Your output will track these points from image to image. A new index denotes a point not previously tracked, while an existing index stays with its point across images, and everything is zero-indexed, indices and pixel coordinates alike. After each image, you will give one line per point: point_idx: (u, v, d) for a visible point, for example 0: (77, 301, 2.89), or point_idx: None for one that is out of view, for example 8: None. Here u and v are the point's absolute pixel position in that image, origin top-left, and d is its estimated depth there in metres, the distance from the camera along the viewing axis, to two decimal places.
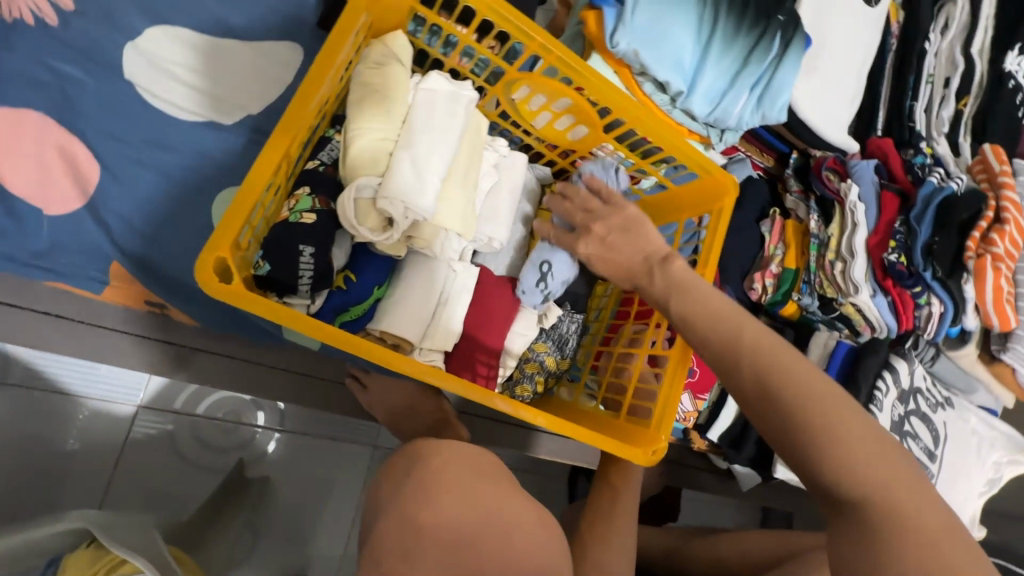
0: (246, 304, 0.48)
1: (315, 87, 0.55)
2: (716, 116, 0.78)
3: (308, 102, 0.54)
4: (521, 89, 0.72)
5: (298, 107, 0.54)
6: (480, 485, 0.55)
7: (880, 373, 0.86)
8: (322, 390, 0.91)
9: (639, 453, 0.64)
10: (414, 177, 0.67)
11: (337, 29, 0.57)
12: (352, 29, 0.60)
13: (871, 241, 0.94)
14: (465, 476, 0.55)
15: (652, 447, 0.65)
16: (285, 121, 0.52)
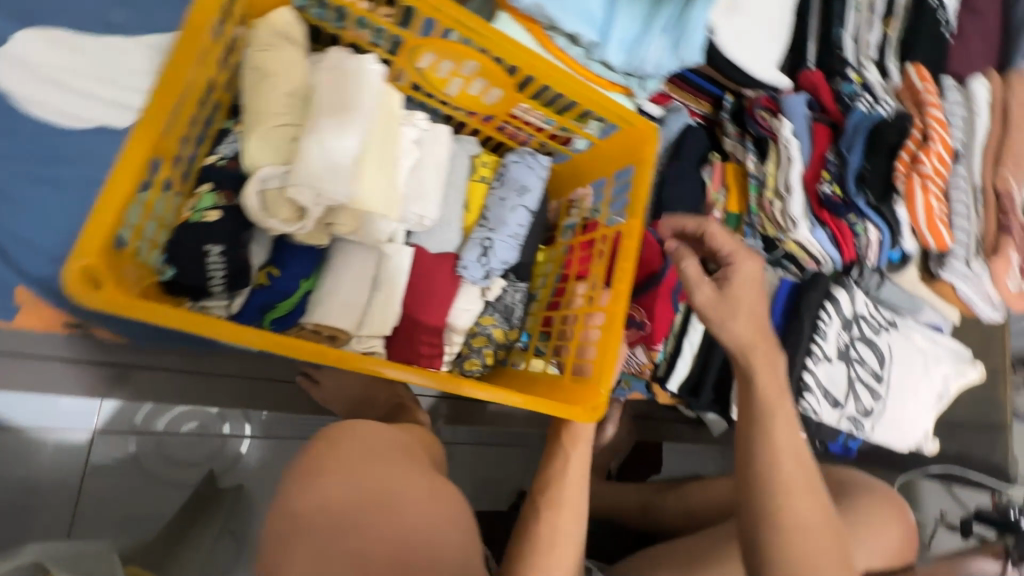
0: (128, 309, 0.45)
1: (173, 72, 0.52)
2: (634, 65, 0.77)
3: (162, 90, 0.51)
4: (425, 57, 0.69)
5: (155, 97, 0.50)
6: (388, 466, 0.53)
7: (822, 304, 0.87)
8: (274, 393, 0.89)
9: (580, 412, 0.65)
10: (320, 161, 0.64)
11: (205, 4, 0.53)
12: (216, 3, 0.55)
13: (805, 175, 0.94)
14: (357, 457, 0.53)
15: (592, 403, 0.65)
16: (147, 114, 0.49)
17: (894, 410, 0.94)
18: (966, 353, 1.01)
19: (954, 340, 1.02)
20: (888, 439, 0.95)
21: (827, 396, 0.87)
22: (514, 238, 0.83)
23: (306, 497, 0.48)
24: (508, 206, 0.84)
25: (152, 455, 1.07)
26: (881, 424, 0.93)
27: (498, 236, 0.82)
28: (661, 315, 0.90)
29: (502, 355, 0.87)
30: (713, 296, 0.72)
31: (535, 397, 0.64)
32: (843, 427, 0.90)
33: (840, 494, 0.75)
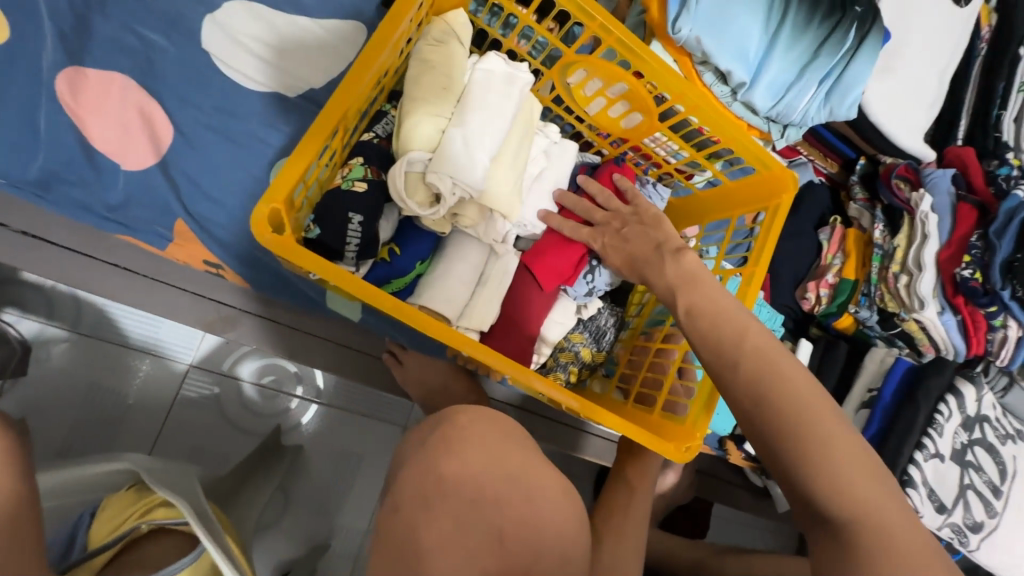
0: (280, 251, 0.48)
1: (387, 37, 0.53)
2: (779, 110, 0.75)
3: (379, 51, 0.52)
4: (577, 73, 0.72)
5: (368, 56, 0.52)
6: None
7: (943, 396, 0.79)
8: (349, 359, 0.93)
9: (673, 449, 0.62)
10: (461, 153, 0.68)
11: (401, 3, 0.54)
12: None
13: (942, 255, 0.88)
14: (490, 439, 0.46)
15: (686, 444, 0.63)
16: (354, 73, 0.51)
17: (1010, 532, 0.82)
18: None
19: None
20: (996, 564, 0.84)
21: (932, 496, 0.78)
22: None
23: (453, 462, 0.43)
24: None
25: (232, 402, 1.20)
26: (992, 543, 0.82)
27: None
28: (554, 262, 0.78)
29: (585, 376, 0.86)
30: (612, 237, 0.75)
31: (625, 421, 0.63)
32: (940, 533, 0.80)
33: None
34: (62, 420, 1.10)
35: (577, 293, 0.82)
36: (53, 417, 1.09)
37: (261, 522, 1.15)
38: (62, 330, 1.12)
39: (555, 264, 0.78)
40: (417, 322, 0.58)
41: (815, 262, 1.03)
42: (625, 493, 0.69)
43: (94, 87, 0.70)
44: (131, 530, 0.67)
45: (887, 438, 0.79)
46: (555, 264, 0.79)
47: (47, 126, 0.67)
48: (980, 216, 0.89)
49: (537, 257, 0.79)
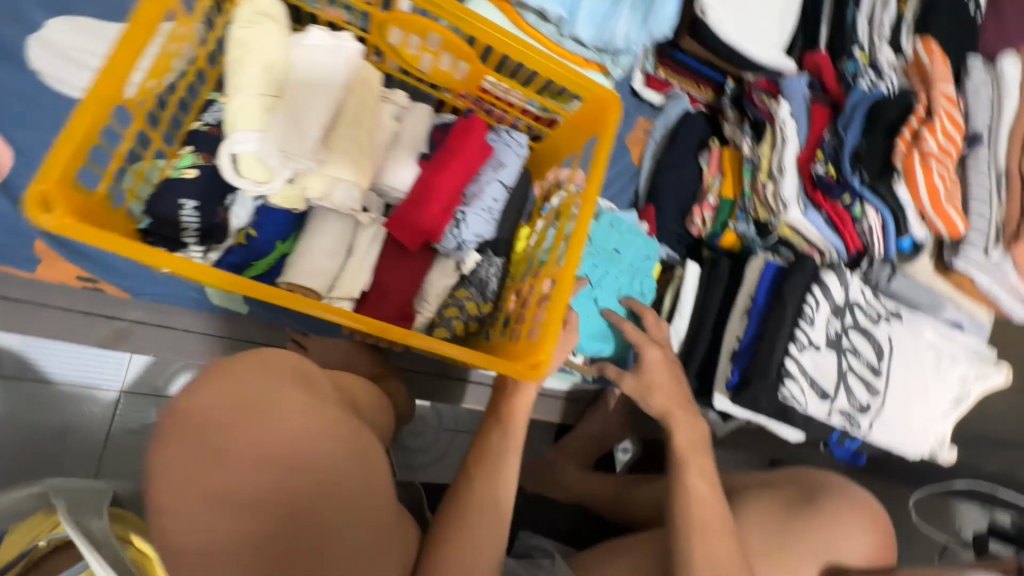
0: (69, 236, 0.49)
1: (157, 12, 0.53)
2: (603, 40, 0.77)
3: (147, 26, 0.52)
4: (395, 32, 0.73)
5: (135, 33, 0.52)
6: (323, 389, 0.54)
7: (808, 289, 0.82)
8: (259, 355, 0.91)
9: (519, 369, 0.65)
10: (290, 127, 0.70)
11: None
12: None
13: (800, 157, 0.90)
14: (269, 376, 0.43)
15: (533, 362, 0.65)
16: (121, 50, 0.51)
17: (897, 409, 0.87)
18: (988, 353, 0.92)
19: (974, 338, 0.92)
20: (890, 442, 0.88)
21: (814, 386, 0.82)
22: (488, 213, 0.86)
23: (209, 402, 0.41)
24: (484, 182, 0.86)
25: None
26: (882, 421, 0.85)
27: (472, 210, 0.84)
28: (417, 217, 0.81)
29: (474, 327, 0.89)
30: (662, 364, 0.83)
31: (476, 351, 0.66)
32: (833, 422, 0.84)
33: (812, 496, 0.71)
34: None
35: (448, 249, 0.85)
36: None
37: None
38: None
39: (420, 218, 0.81)
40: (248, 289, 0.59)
41: (698, 188, 1.06)
42: (498, 428, 0.72)
43: None
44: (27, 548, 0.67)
45: (762, 335, 0.82)
46: (420, 219, 0.81)
47: None
48: (833, 114, 0.92)
49: (401, 216, 0.81)
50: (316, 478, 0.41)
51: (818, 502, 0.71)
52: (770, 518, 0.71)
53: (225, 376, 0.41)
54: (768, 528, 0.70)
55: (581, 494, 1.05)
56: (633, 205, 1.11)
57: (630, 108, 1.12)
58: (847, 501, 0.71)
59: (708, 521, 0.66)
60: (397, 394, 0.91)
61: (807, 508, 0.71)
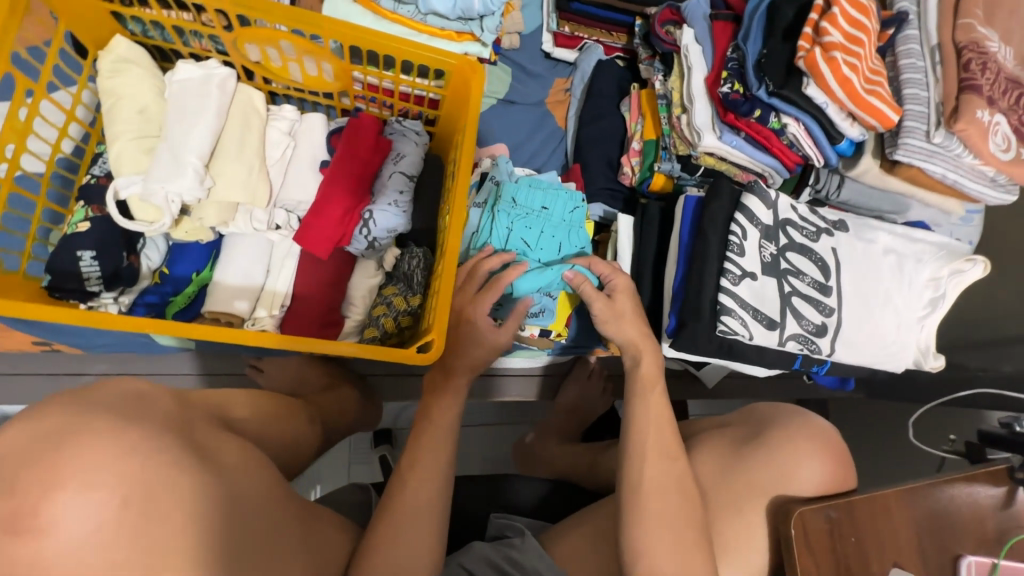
0: None
1: None
2: (461, 8, 0.75)
3: None
4: (252, 48, 0.74)
5: None
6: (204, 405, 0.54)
7: (730, 217, 0.77)
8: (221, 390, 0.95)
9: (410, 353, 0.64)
10: (168, 163, 0.72)
11: None
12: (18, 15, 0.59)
13: (707, 80, 0.85)
14: (102, 409, 0.39)
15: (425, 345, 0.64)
16: None
17: (860, 324, 0.80)
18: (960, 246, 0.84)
19: (939, 233, 0.84)
20: (862, 359, 0.81)
21: (758, 316, 0.76)
22: (396, 206, 0.85)
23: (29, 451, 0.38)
24: (386, 176, 0.85)
25: None
26: (845, 340, 0.79)
27: (377, 206, 0.84)
28: (316, 223, 0.81)
29: (407, 323, 0.87)
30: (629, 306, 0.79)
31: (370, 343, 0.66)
32: (790, 349, 0.78)
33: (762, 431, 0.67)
34: None
35: (362, 249, 0.85)
36: None
37: None
38: None
39: (320, 222, 0.81)
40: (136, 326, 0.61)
41: (625, 136, 1.02)
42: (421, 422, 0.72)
43: None
44: None
45: (690, 274, 0.77)
46: (320, 224, 0.81)
47: None
48: (735, 28, 0.86)
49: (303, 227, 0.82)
50: (158, 501, 0.37)
51: (768, 436, 0.66)
52: (721, 460, 0.67)
53: (35, 420, 0.36)
54: (719, 471, 0.66)
55: (564, 467, 1.03)
56: (566, 167, 1.08)
57: (545, 71, 1.09)
58: (802, 427, 0.66)
59: (650, 471, 0.63)
60: (350, 400, 0.92)
61: (755, 443, 0.66)
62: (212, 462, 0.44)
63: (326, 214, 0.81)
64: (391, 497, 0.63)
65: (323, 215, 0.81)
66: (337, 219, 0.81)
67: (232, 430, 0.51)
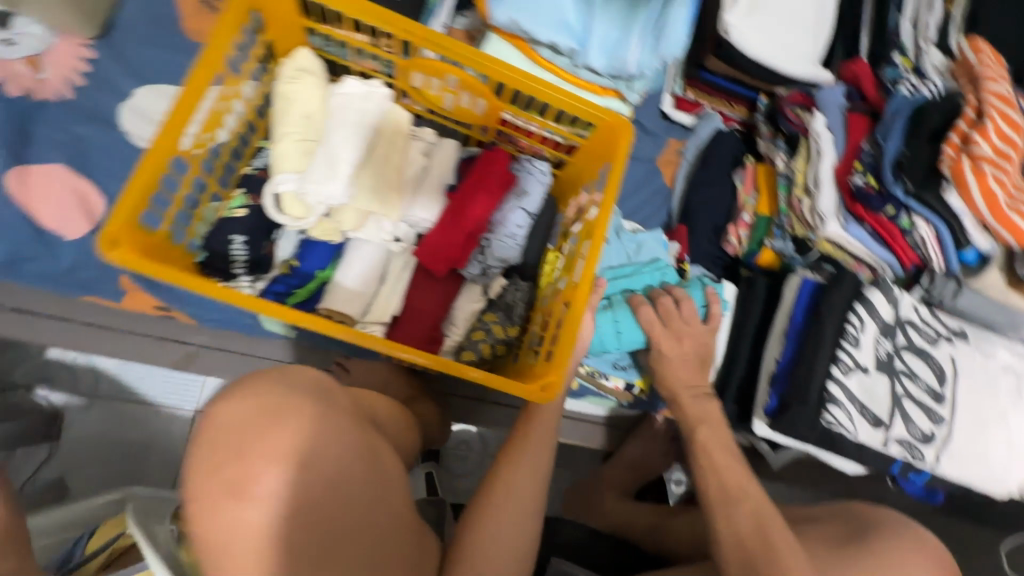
0: (138, 268, 0.55)
1: (205, 76, 0.62)
2: (615, 66, 0.79)
3: (198, 89, 0.61)
4: (416, 76, 0.80)
5: (188, 96, 0.61)
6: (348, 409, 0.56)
7: (851, 306, 0.76)
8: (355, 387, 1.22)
9: (530, 390, 0.65)
10: (324, 167, 0.77)
11: (211, 48, 0.62)
12: (238, 22, 0.66)
13: (837, 168, 0.86)
14: (283, 388, 0.49)
15: (544, 384, 0.65)
16: (177, 112, 0.60)
17: (971, 441, 0.77)
18: None
19: None
20: (966, 478, 0.77)
21: (865, 412, 0.75)
22: (513, 238, 0.89)
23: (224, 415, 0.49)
24: (508, 208, 0.89)
25: None
26: (952, 454, 0.76)
27: (496, 236, 0.87)
28: (436, 236, 0.85)
29: (501, 351, 0.90)
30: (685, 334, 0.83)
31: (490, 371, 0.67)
32: (892, 452, 0.76)
33: (864, 535, 0.65)
34: (91, 479, 1.26)
35: (474, 274, 0.88)
36: (84, 474, 1.26)
37: None
38: (85, 397, 1.28)
39: (440, 235, 0.85)
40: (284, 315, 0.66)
41: (732, 206, 1.03)
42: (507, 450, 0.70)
43: (37, 179, 0.83)
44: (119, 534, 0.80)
45: (799, 359, 0.77)
46: (440, 239, 0.85)
47: (5, 218, 0.81)
48: (870, 122, 0.87)
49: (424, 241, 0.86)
50: None
51: (873, 541, 0.64)
52: (819, 555, 0.65)
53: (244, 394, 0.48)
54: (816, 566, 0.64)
55: (618, 523, 1.01)
56: (666, 226, 1.06)
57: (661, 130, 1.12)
58: (909, 538, 0.64)
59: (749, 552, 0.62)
60: (428, 416, 0.94)
61: (858, 546, 0.64)
62: (367, 464, 0.47)
63: (446, 230, 0.85)
64: (489, 507, 0.65)
65: (444, 231, 0.85)
66: (455, 234, 0.85)
67: (370, 434, 0.54)
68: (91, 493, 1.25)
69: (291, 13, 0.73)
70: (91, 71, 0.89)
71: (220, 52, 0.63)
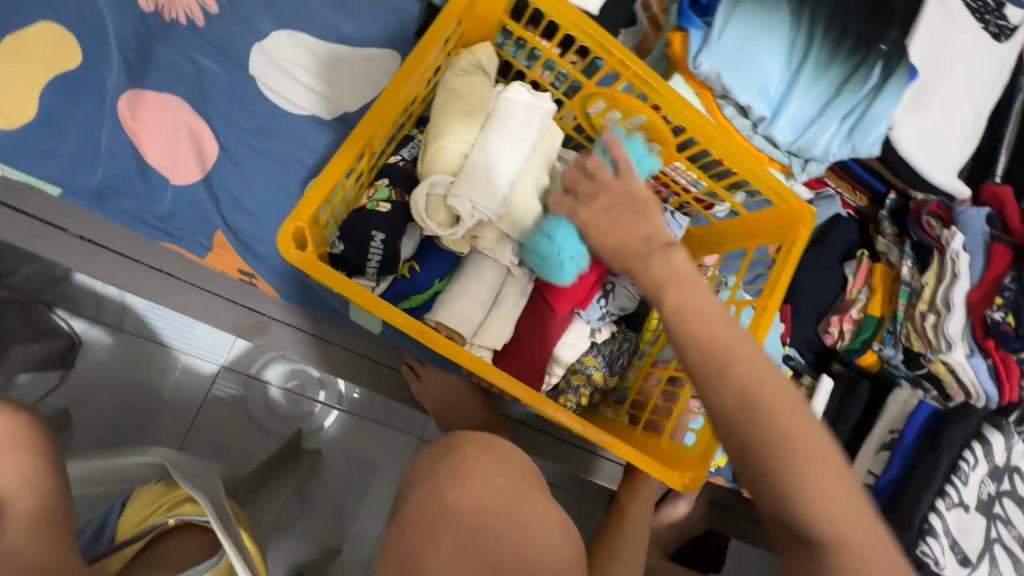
0: (316, 274, 0.53)
1: (407, 76, 0.60)
2: (800, 144, 0.75)
3: (399, 89, 0.59)
4: (597, 103, 0.75)
5: (387, 96, 0.59)
6: (509, 476, 0.54)
7: (968, 444, 0.84)
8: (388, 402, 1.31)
9: (674, 477, 0.65)
10: (480, 175, 0.70)
11: (419, 50, 0.61)
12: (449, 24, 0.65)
13: (973, 295, 0.86)
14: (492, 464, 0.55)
15: (690, 474, 0.65)
16: (374, 114, 0.58)
17: None
18: None
19: None
20: None
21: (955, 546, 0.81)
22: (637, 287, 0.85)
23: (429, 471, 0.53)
24: None
25: (259, 402, 1.25)
26: None
27: (622, 282, 0.83)
28: (566, 282, 0.80)
29: (596, 399, 0.87)
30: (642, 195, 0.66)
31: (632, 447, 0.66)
32: None
33: None
34: (98, 416, 1.17)
35: (591, 317, 0.84)
36: (91, 409, 1.17)
37: (277, 521, 1.21)
38: (107, 328, 1.19)
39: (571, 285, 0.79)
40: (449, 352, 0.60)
41: (836, 298, 0.98)
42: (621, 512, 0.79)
43: (151, 107, 0.75)
44: (159, 522, 0.71)
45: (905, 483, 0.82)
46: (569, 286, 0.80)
47: (110, 144, 0.73)
48: (1014, 256, 0.88)
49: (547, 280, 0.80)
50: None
51: None
52: None
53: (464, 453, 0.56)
54: None
55: None
56: None
57: None
58: None
59: None
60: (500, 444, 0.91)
61: None
62: None
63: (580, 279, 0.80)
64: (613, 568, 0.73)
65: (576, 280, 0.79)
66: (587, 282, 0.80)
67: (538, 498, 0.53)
68: (95, 431, 1.16)
69: (497, 8, 0.70)
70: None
71: (423, 56, 0.62)
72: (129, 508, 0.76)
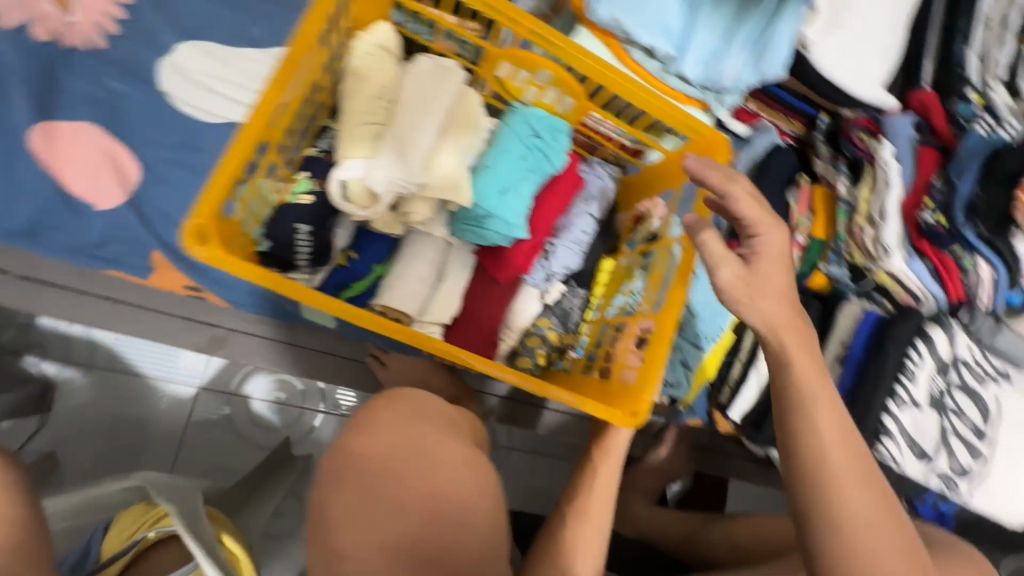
0: (229, 267, 0.54)
1: (297, 57, 0.59)
2: (711, 76, 0.76)
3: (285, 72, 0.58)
4: (504, 66, 0.76)
5: (277, 80, 0.58)
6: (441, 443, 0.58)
7: (914, 342, 0.87)
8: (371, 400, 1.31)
9: (619, 415, 0.66)
10: (393, 151, 0.70)
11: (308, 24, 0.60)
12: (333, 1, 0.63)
13: (905, 201, 0.90)
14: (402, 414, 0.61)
15: (633, 409, 0.66)
16: (263, 98, 0.57)
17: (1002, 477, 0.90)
18: None
19: None
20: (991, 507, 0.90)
21: (912, 445, 0.85)
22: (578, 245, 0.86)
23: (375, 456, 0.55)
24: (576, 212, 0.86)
25: (243, 415, 1.27)
26: (983, 487, 0.90)
27: (561, 242, 0.85)
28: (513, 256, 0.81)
29: (555, 357, 0.89)
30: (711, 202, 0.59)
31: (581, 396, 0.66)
32: (932, 483, 0.87)
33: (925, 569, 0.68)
34: (86, 452, 1.19)
35: (537, 280, 0.85)
36: (77, 447, 1.18)
37: (277, 529, 1.23)
38: (79, 367, 1.20)
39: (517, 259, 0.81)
40: (388, 330, 0.61)
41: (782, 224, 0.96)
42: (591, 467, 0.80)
43: (65, 136, 0.75)
44: (141, 536, 0.73)
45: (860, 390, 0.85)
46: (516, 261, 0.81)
47: (28, 178, 0.73)
48: (940, 158, 0.93)
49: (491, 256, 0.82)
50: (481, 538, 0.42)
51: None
52: None
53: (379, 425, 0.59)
54: None
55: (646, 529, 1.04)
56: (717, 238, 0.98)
57: None
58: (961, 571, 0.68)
59: None
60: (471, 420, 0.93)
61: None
62: None
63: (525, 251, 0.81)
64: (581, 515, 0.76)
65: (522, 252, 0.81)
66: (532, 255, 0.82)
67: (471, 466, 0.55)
68: (85, 467, 1.18)
69: None
70: (129, 18, 0.81)
71: (312, 33, 0.61)
72: (113, 529, 0.78)
